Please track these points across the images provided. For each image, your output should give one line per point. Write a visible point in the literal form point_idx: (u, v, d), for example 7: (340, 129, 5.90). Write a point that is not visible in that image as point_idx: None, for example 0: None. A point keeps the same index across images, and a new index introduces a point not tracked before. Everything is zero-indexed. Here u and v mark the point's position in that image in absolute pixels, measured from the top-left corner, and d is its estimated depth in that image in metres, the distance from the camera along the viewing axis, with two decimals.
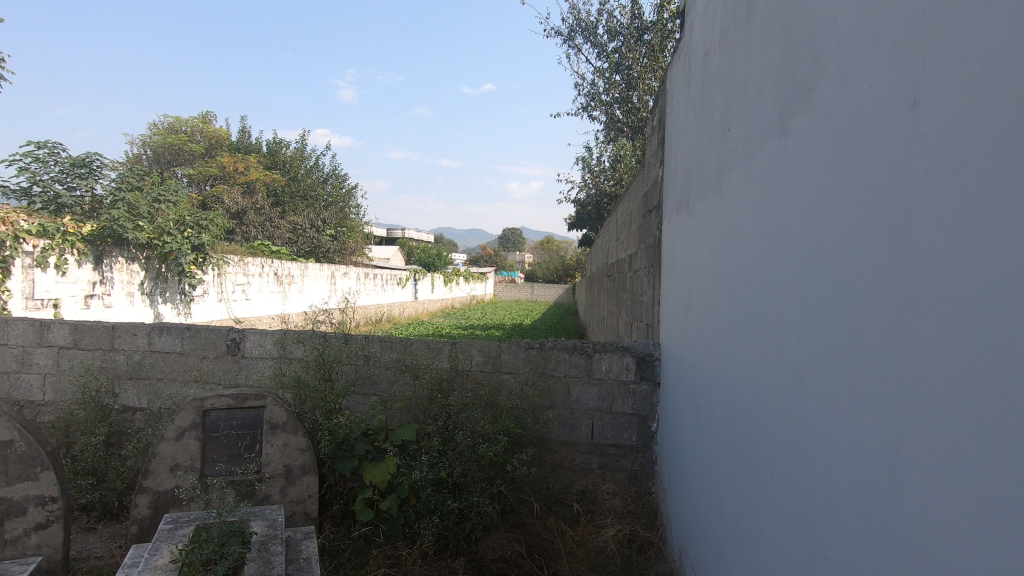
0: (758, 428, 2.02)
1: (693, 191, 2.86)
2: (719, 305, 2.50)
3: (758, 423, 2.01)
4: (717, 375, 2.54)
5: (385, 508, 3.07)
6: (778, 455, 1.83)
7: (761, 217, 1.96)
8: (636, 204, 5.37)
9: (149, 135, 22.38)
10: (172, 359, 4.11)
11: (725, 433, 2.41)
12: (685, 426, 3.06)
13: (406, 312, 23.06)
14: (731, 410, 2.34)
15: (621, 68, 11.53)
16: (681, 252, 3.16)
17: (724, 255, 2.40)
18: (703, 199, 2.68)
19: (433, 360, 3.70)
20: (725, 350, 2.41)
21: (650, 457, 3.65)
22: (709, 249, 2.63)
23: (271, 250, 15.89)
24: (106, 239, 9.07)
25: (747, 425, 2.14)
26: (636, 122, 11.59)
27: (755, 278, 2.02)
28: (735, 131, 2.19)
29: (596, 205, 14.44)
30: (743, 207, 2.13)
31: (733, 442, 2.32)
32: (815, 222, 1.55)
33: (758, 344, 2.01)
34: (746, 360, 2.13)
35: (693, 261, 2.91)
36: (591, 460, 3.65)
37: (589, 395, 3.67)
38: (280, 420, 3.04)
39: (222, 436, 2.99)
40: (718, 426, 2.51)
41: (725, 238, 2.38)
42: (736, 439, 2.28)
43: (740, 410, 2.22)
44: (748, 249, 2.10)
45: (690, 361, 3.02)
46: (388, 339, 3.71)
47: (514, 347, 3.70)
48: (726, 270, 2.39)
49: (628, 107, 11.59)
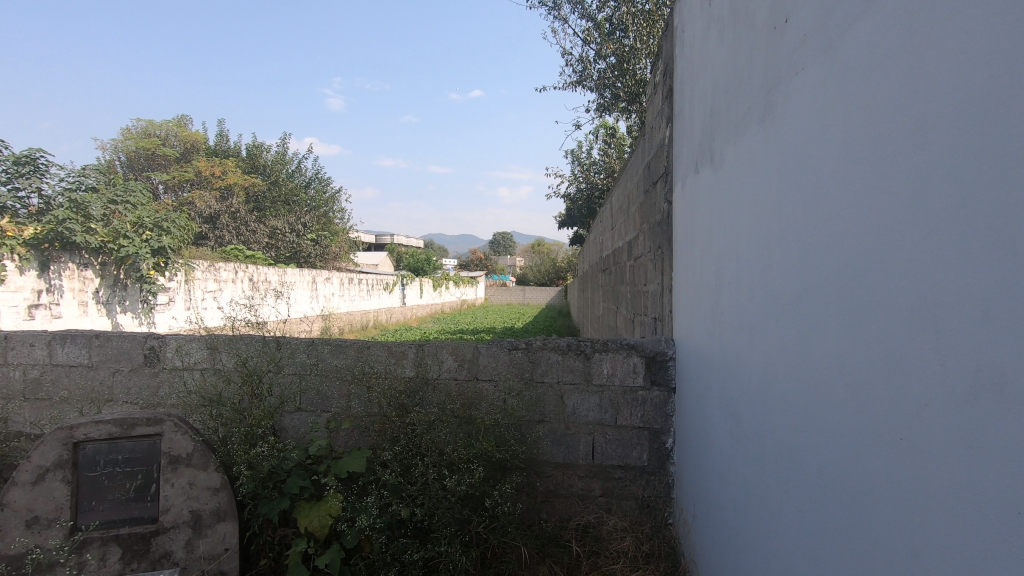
0: (853, 453, 1.34)
1: (721, 133, 2.19)
2: (769, 272, 1.83)
3: (854, 442, 1.33)
4: (768, 374, 1.87)
5: (323, 566, 2.30)
6: (906, 506, 1.12)
7: (859, 126, 1.28)
8: (633, 182, 4.70)
9: (121, 139, 21.36)
10: (78, 374, 3.36)
11: (785, 453, 1.75)
12: (718, 445, 2.36)
13: (393, 317, 22.29)
14: (797, 422, 1.67)
15: (612, 44, 10.79)
16: (702, 219, 2.48)
17: (779, 203, 1.73)
18: (739, 137, 2.01)
19: (395, 365, 3.02)
20: (783, 334, 1.73)
21: (665, 481, 2.96)
22: (750, 203, 1.97)
23: (247, 255, 15.09)
24: (52, 243, 8.25)
25: (827, 442, 1.46)
26: (636, 88, 10.98)
27: (844, 220, 1.35)
28: (804, 17, 1.52)
29: (588, 199, 13.81)
30: (821, 125, 1.46)
31: (801, 469, 1.64)
32: (1012, 80, 0.86)
33: (849, 317, 1.32)
34: (823, 345, 1.45)
35: (724, 226, 2.22)
36: (593, 486, 2.97)
37: (588, 405, 2.99)
38: (183, 451, 2.31)
39: (102, 477, 2.26)
40: (773, 443, 1.84)
41: (782, 180, 1.71)
42: (807, 465, 1.60)
43: (816, 422, 1.53)
44: (828, 179, 1.43)
45: (718, 358, 2.35)
46: (339, 341, 3.05)
47: (494, 348, 3.03)
48: (782, 222, 1.72)
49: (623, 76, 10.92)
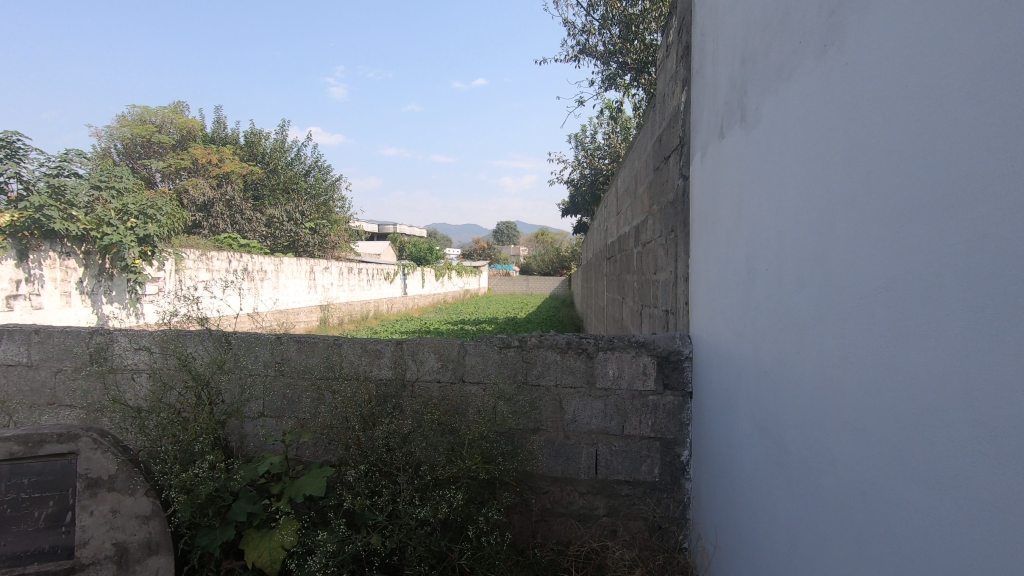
0: (960, 503, 0.96)
1: (758, 84, 1.78)
2: (816, 248, 1.44)
3: (979, 493, 0.92)
4: (812, 380, 1.48)
5: None
6: None
7: (992, 43, 0.89)
8: (642, 159, 4.27)
9: (115, 125, 20.93)
10: (17, 374, 2.97)
11: (836, 486, 1.37)
12: (748, 466, 1.97)
13: (395, 307, 21.95)
14: (855, 446, 1.28)
15: (617, 7, 10.04)
16: (728, 193, 2.07)
17: (836, 159, 1.34)
18: (783, 84, 1.60)
19: (370, 365, 2.64)
20: (835, 329, 1.35)
21: (679, 499, 2.58)
22: (792, 164, 1.57)
23: (242, 243, 14.71)
24: (30, 231, 7.86)
25: (911, 483, 1.08)
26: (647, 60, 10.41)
27: (957, 173, 0.96)
28: None
29: (592, 184, 13.36)
30: (916, 50, 1.06)
31: (862, 509, 1.26)
32: None
33: (966, 308, 0.94)
34: (910, 346, 1.07)
35: (756, 199, 1.83)
36: (597, 504, 2.60)
37: (590, 412, 2.60)
38: (104, 472, 1.93)
39: (3, 505, 1.88)
40: (819, 470, 1.46)
41: (841, 128, 1.32)
42: (867, 505, 1.23)
43: (890, 451, 1.15)
44: (925, 118, 1.04)
45: (746, 358, 1.96)
46: (307, 338, 2.68)
47: (482, 346, 2.63)
48: (840, 184, 1.33)
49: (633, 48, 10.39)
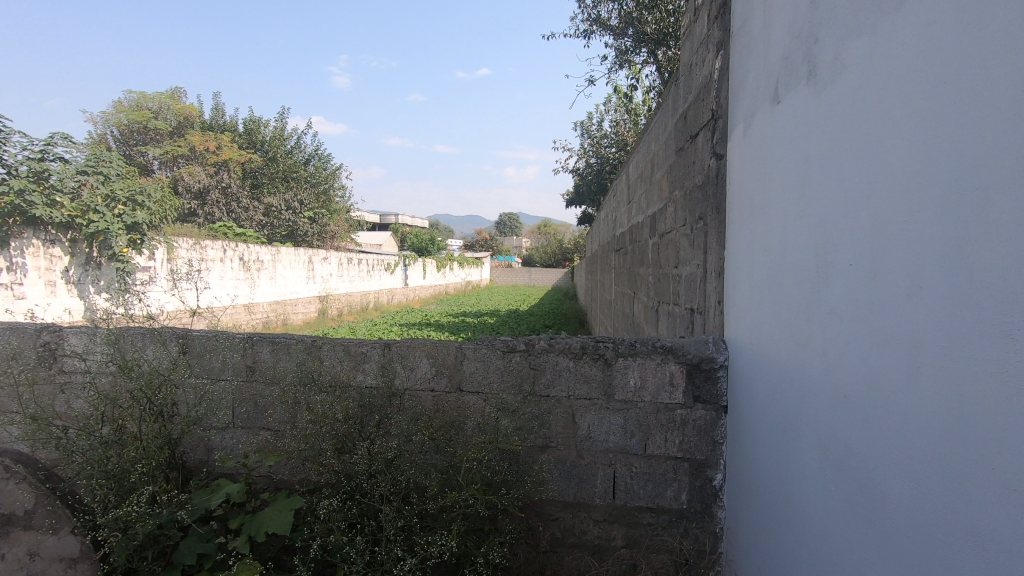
0: None
1: (836, 32, 1.41)
2: (953, 231, 1.06)
3: None
4: (947, 413, 1.09)
5: None
6: None
7: None
8: (660, 140, 3.88)
9: (111, 111, 20.52)
10: None
11: (992, 559, 1.00)
12: (811, 506, 1.61)
13: (396, 299, 21.62)
14: None
15: None
16: (785, 171, 1.70)
17: (992, 110, 0.98)
18: (882, 25, 1.24)
19: (353, 370, 2.30)
20: (987, 344, 0.99)
21: (711, 530, 2.22)
22: (902, 121, 1.19)
23: (238, 233, 14.36)
24: (10, 217, 7.50)
25: None
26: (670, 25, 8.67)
27: None
28: None
29: (598, 174, 12.92)
30: None
31: None
32: None
33: None
34: None
35: (829, 176, 1.47)
36: (614, 534, 2.25)
37: (608, 428, 2.24)
38: (21, 507, 1.67)
39: None
40: (956, 533, 1.08)
41: (1002, 64, 0.95)
42: None
43: None
44: None
45: (812, 375, 1.58)
46: (283, 339, 2.35)
47: (483, 350, 2.27)
48: (1001, 144, 0.96)
49: (656, 11, 8.69)
